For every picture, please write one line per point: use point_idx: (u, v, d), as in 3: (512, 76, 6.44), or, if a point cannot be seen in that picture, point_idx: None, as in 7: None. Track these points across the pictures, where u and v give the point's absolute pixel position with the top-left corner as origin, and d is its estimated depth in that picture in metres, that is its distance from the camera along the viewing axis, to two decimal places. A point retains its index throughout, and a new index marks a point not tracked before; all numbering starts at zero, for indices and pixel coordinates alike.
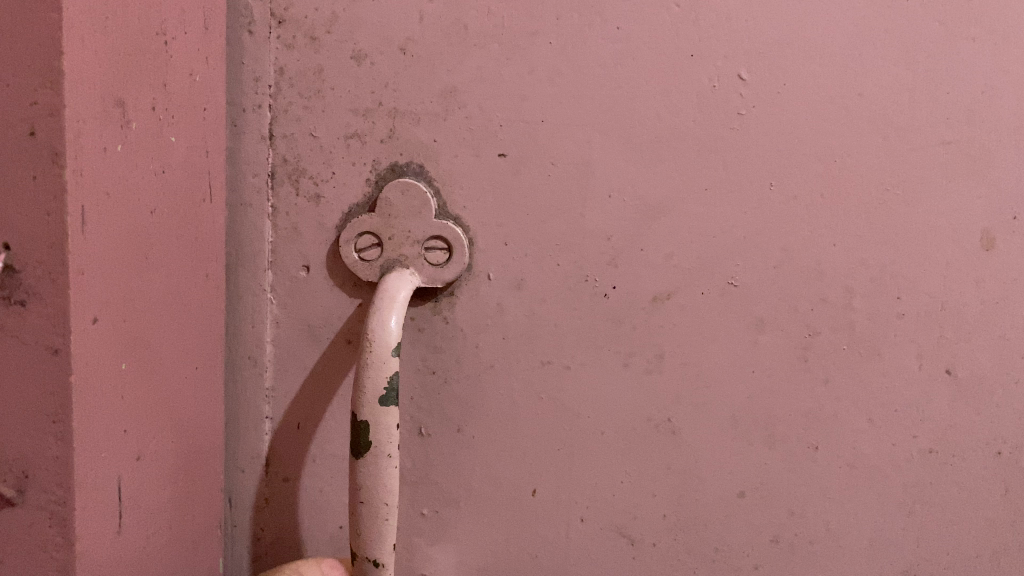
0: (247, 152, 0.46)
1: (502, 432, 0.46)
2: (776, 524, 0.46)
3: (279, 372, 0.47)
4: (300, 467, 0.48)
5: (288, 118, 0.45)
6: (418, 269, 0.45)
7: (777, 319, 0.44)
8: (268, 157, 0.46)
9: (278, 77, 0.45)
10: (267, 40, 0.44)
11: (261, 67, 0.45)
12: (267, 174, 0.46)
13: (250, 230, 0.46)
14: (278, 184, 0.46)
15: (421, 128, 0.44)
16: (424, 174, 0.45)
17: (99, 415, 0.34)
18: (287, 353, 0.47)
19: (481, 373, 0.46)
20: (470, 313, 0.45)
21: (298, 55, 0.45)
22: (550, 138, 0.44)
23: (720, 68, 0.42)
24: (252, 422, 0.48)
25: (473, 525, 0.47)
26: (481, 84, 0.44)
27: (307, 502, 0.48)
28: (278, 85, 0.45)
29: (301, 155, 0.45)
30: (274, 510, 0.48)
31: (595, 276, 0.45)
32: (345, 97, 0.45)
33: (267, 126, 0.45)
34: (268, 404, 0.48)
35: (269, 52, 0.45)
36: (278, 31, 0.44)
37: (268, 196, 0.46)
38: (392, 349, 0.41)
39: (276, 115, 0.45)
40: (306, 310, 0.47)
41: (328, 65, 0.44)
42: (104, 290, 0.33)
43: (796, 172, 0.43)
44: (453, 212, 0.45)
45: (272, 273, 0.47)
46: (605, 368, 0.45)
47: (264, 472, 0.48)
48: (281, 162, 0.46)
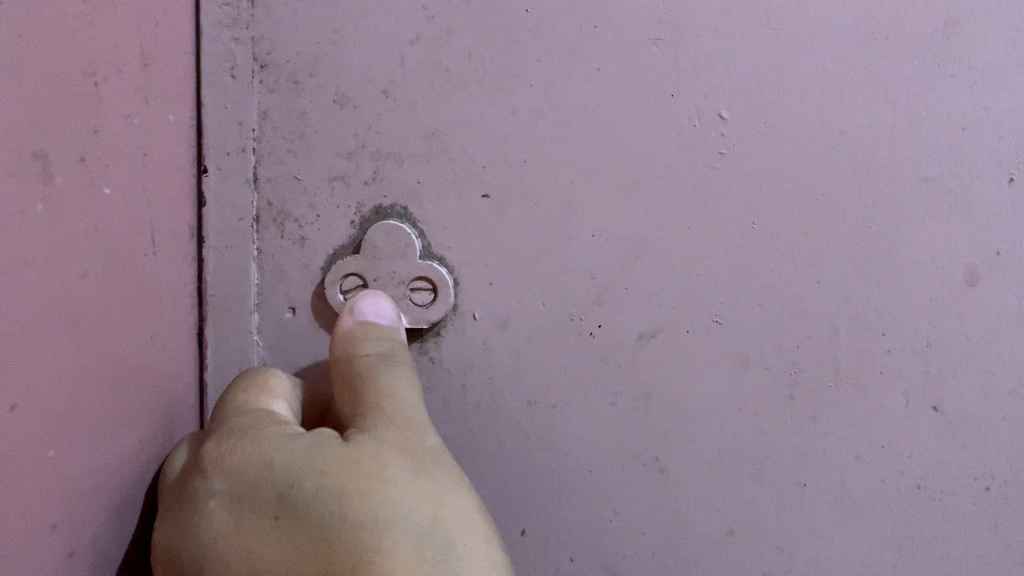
0: (230, 196, 0.46)
1: (490, 472, 0.46)
2: (766, 562, 0.45)
3: None
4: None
5: (273, 162, 0.46)
6: (405, 311, 0.45)
7: (761, 356, 0.44)
8: (252, 200, 0.46)
9: (261, 121, 0.45)
10: (250, 85, 0.45)
11: (244, 111, 0.45)
12: (251, 217, 0.46)
13: (234, 274, 0.46)
14: (264, 228, 0.46)
15: (404, 169, 0.45)
16: (408, 216, 0.45)
17: (12, 506, 0.31)
18: None
19: (468, 413, 0.46)
20: (457, 353, 0.46)
21: (281, 99, 0.45)
22: (533, 178, 0.44)
23: (701, 107, 0.43)
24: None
25: None
26: (463, 126, 0.44)
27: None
28: (261, 129, 0.45)
29: (286, 198, 0.46)
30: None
31: (580, 314, 0.45)
32: (329, 140, 0.45)
33: (250, 169, 0.46)
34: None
35: (252, 96, 0.45)
36: (260, 76, 0.45)
37: (253, 238, 0.46)
38: None
39: (260, 159, 0.46)
40: (293, 352, 0.47)
41: (311, 109, 0.45)
42: (10, 375, 0.30)
43: (777, 210, 0.43)
44: (437, 253, 0.45)
45: (258, 315, 0.47)
46: (592, 407, 0.45)
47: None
48: (266, 205, 0.46)
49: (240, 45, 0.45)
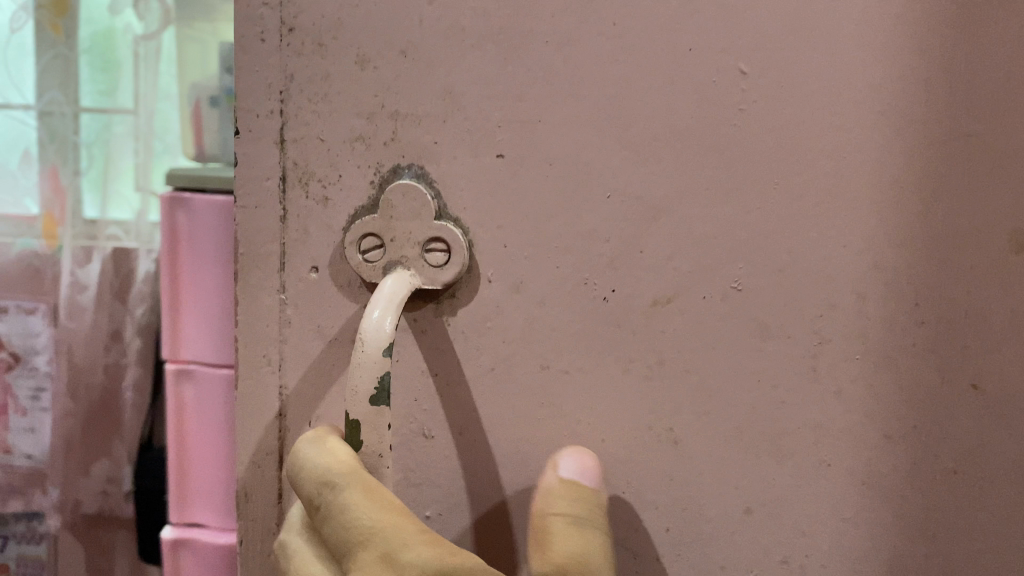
0: (259, 156, 0.48)
1: (503, 437, 0.45)
2: (785, 545, 0.43)
3: (290, 369, 0.49)
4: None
5: (298, 123, 0.47)
6: (419, 270, 0.45)
7: (782, 325, 0.41)
8: (280, 162, 0.47)
9: (289, 83, 0.46)
10: (279, 48, 0.46)
11: (272, 74, 0.47)
12: (279, 177, 0.47)
13: (262, 233, 0.48)
14: (290, 188, 0.47)
15: (421, 130, 0.45)
16: (424, 176, 0.45)
17: None
18: (296, 351, 0.49)
19: (482, 375, 0.45)
20: (471, 315, 0.45)
21: (306, 61, 0.46)
22: (546, 139, 0.43)
23: (719, 61, 0.41)
24: (266, 417, 0.50)
25: (476, 527, 0.47)
26: (478, 85, 0.44)
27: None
28: (289, 91, 0.46)
29: (310, 159, 0.47)
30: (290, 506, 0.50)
31: (593, 279, 0.43)
32: (351, 102, 0.46)
33: (278, 131, 0.47)
34: (280, 403, 0.49)
35: (281, 59, 0.46)
36: (288, 38, 0.46)
37: (279, 198, 0.48)
38: (383, 348, 0.42)
39: (287, 121, 0.47)
40: (315, 310, 0.48)
41: (335, 71, 0.46)
42: None
43: (801, 170, 0.41)
44: (453, 214, 0.45)
45: (284, 273, 0.48)
46: (604, 374, 0.44)
47: (277, 469, 0.50)
48: (292, 165, 0.47)
49: (270, 9, 0.46)
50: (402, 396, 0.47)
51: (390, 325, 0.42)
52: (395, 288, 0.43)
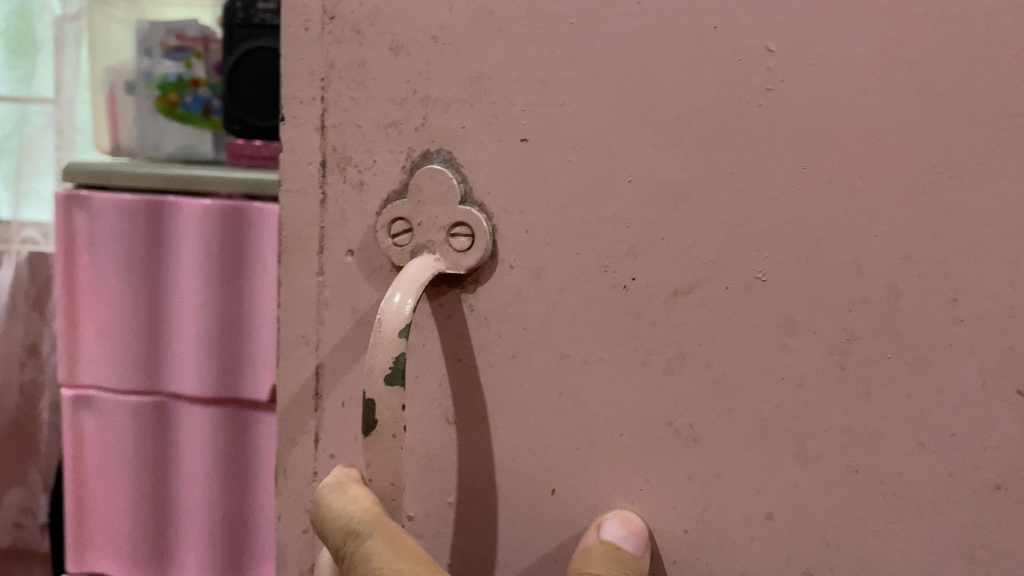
0: (301, 141, 0.47)
1: (524, 426, 0.45)
2: (809, 554, 0.41)
3: (329, 354, 0.47)
4: (348, 446, 0.48)
5: (337, 110, 0.46)
6: (444, 255, 0.45)
7: (808, 319, 0.39)
8: (320, 147, 0.47)
9: (329, 71, 0.46)
10: (319, 35, 0.46)
11: (313, 62, 0.46)
12: (318, 163, 0.47)
13: (302, 216, 0.47)
14: (329, 173, 0.47)
15: (450, 115, 0.44)
16: (451, 162, 0.44)
17: None
18: (330, 335, 0.47)
19: (503, 362, 0.45)
20: (494, 301, 0.45)
21: (344, 48, 0.46)
22: (570, 123, 0.42)
23: (745, 39, 0.39)
24: (298, 401, 0.48)
25: (494, 519, 0.46)
26: (504, 69, 0.43)
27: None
28: (328, 79, 0.46)
29: (348, 145, 0.46)
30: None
31: (614, 266, 0.42)
32: (386, 88, 0.45)
33: (318, 116, 0.46)
34: (316, 381, 0.48)
35: (321, 46, 0.46)
36: (329, 26, 0.46)
37: (319, 183, 0.47)
38: (399, 329, 0.42)
39: (327, 107, 0.46)
40: (350, 294, 0.47)
41: (371, 58, 0.45)
42: None
43: (830, 153, 0.38)
44: (478, 199, 0.44)
45: (322, 258, 0.47)
46: (624, 365, 0.42)
47: (313, 447, 0.48)
48: (331, 151, 0.47)
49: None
50: (425, 381, 0.46)
51: (410, 307, 0.43)
52: (417, 270, 0.44)
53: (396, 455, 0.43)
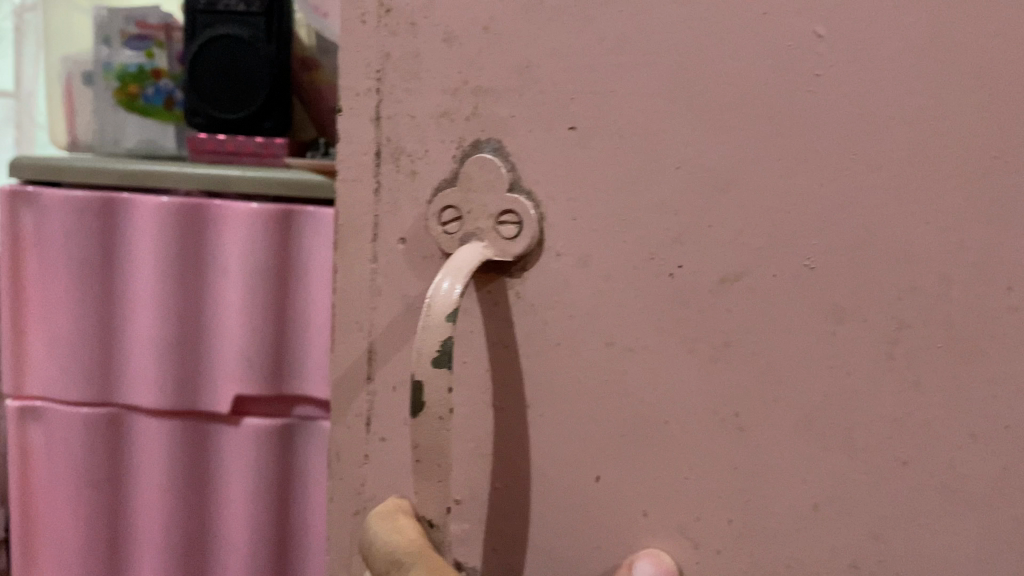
0: (357, 132, 0.48)
1: (569, 413, 0.45)
2: (856, 547, 0.40)
3: (381, 339, 0.48)
4: (398, 430, 0.48)
5: (392, 100, 0.47)
6: (491, 242, 0.46)
7: (856, 308, 0.39)
8: (375, 137, 0.48)
9: (385, 62, 0.47)
10: (376, 28, 0.47)
11: (370, 54, 0.48)
12: (373, 153, 0.48)
13: (357, 205, 0.49)
14: (383, 163, 0.48)
15: (501, 105, 0.45)
16: (501, 150, 0.45)
17: None
18: (383, 320, 0.48)
19: (550, 349, 0.45)
20: (541, 287, 0.45)
21: (400, 40, 0.47)
22: (617, 111, 0.43)
23: (793, 24, 0.39)
24: (351, 385, 0.49)
25: (540, 505, 0.46)
26: (553, 58, 0.44)
27: (400, 467, 0.49)
28: (384, 70, 0.47)
29: (401, 135, 0.47)
30: (377, 469, 0.49)
31: (660, 254, 0.42)
32: (438, 78, 0.46)
33: (375, 107, 0.48)
34: (368, 366, 0.49)
35: (378, 38, 0.47)
36: (385, 19, 0.47)
37: (373, 172, 0.48)
38: (447, 313, 0.43)
39: (383, 98, 0.47)
40: (402, 280, 0.48)
41: (425, 49, 0.46)
42: None
43: (879, 138, 0.38)
44: (526, 187, 0.45)
45: (375, 245, 0.48)
46: (670, 352, 0.42)
47: (365, 431, 0.49)
48: (384, 141, 0.48)
49: None
50: (474, 367, 0.47)
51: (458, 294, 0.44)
52: (466, 257, 0.44)
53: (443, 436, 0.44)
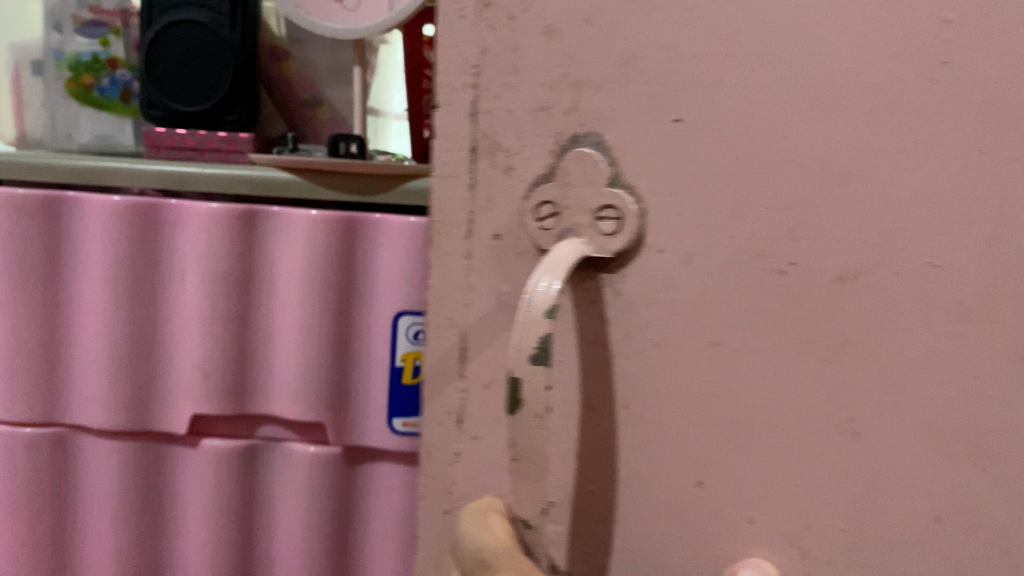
0: (452, 127, 0.47)
1: (670, 416, 0.44)
2: (977, 558, 0.39)
3: (473, 339, 0.47)
4: (491, 429, 0.48)
5: (489, 95, 0.46)
6: (590, 238, 0.44)
7: (984, 306, 0.38)
8: (470, 133, 0.47)
9: (482, 57, 0.46)
10: (473, 22, 0.46)
11: (467, 48, 0.46)
12: (467, 148, 0.47)
13: (453, 200, 0.47)
14: (477, 159, 0.46)
15: (602, 98, 0.44)
16: (601, 144, 0.44)
17: None
18: (478, 321, 0.47)
19: (650, 349, 0.44)
20: (642, 284, 0.44)
21: (499, 34, 0.45)
22: (726, 102, 0.41)
23: (917, 9, 0.37)
24: (440, 385, 0.48)
25: (636, 509, 0.45)
26: (659, 50, 0.43)
27: (494, 466, 0.48)
28: (481, 65, 0.46)
29: (497, 130, 0.46)
30: (468, 468, 0.48)
31: (770, 250, 0.41)
32: (537, 72, 0.45)
33: (471, 102, 0.46)
34: (460, 363, 0.48)
35: (474, 33, 0.46)
36: (483, 13, 0.45)
37: (468, 168, 0.47)
38: (547, 309, 0.42)
39: (479, 93, 0.46)
40: (496, 276, 0.47)
41: (524, 43, 0.45)
42: None
43: (1011, 128, 0.36)
44: (626, 181, 0.44)
45: (468, 242, 0.47)
46: (779, 353, 0.41)
47: (457, 429, 0.48)
48: (479, 137, 0.46)
49: None
50: (569, 367, 0.46)
51: (556, 290, 0.43)
52: (564, 253, 0.44)
53: (542, 437, 0.43)
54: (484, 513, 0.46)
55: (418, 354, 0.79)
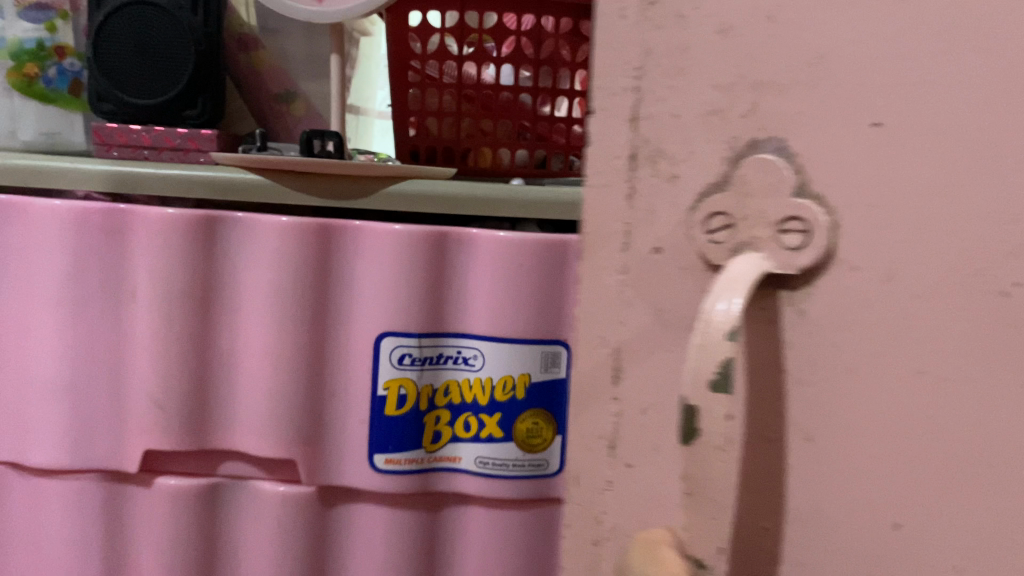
0: (607, 134, 0.43)
1: (867, 448, 0.40)
2: None
3: (635, 357, 0.44)
4: (648, 457, 0.44)
5: (653, 100, 0.42)
6: (772, 254, 0.40)
7: None
8: (630, 138, 0.43)
9: (646, 57, 0.42)
10: (637, 23, 0.42)
11: (627, 51, 0.42)
12: (627, 154, 0.43)
13: (608, 212, 0.44)
14: (638, 168, 0.43)
15: (786, 99, 0.39)
16: (785, 149, 0.39)
17: None
18: (639, 339, 0.44)
19: (839, 375, 0.40)
20: (833, 310, 0.39)
21: (666, 33, 0.41)
22: (937, 104, 0.37)
23: None
24: (597, 407, 0.45)
25: (824, 548, 0.41)
26: (853, 46, 0.38)
27: (648, 495, 0.44)
28: (645, 65, 0.42)
29: (663, 135, 0.42)
30: (621, 497, 0.45)
31: (994, 270, 0.37)
32: (708, 70, 0.41)
33: (631, 106, 0.43)
34: (614, 384, 0.44)
35: (640, 30, 0.42)
36: (650, 12, 0.41)
37: (626, 176, 0.43)
38: (726, 332, 0.39)
39: (642, 95, 0.42)
40: (658, 292, 0.43)
41: (694, 43, 0.41)
42: None
43: None
44: (817, 191, 0.39)
45: (625, 252, 0.44)
46: (999, 386, 0.37)
47: (608, 455, 0.45)
48: (642, 140, 0.42)
49: None
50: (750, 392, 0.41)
51: (738, 308, 0.39)
52: (743, 269, 0.39)
53: (724, 474, 0.39)
54: (652, 547, 0.42)
55: (402, 380, 0.82)
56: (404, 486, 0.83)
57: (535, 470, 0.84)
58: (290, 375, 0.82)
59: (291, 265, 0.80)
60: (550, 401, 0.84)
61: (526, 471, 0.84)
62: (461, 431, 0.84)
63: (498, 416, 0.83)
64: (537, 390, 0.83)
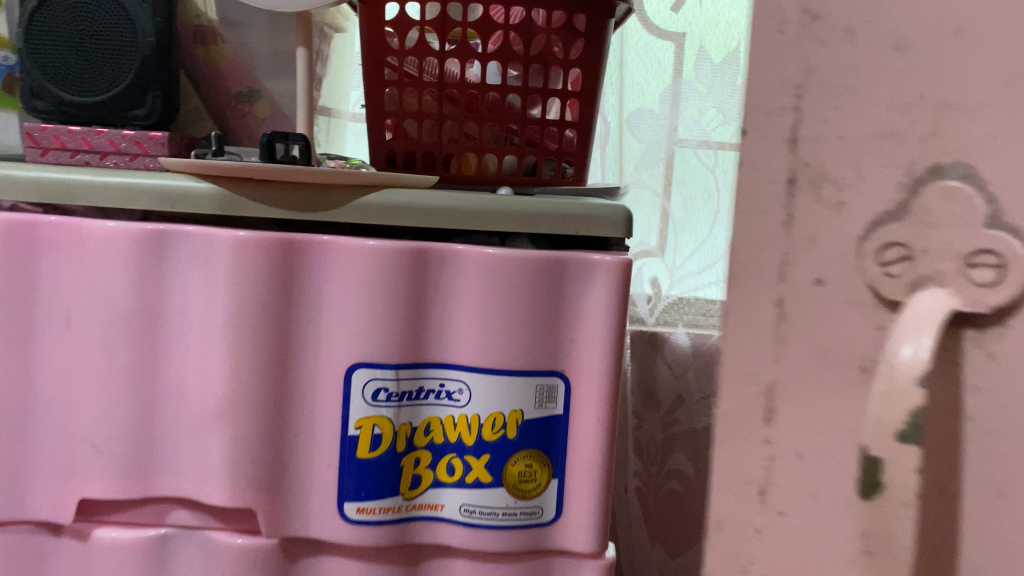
0: (767, 159, 0.48)
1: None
2: None
3: (807, 383, 0.48)
4: (799, 504, 0.49)
5: (814, 122, 0.46)
6: (960, 290, 0.42)
7: None
8: (789, 160, 0.47)
9: (807, 77, 0.46)
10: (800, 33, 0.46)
11: (788, 67, 0.47)
12: (787, 179, 0.47)
13: (768, 242, 0.48)
14: (799, 193, 0.47)
15: (968, 122, 0.42)
16: (970, 175, 0.42)
17: None
18: (805, 325, 0.48)
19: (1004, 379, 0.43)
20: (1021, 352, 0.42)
21: (833, 49, 0.45)
22: None
23: None
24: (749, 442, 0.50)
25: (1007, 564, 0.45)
26: None
27: (812, 540, 0.49)
28: (805, 84, 0.46)
29: (825, 158, 0.46)
30: (769, 545, 0.51)
31: None
32: (885, 93, 0.44)
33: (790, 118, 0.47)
34: (768, 425, 0.50)
35: (801, 51, 0.46)
36: (811, 25, 0.46)
37: (785, 202, 0.48)
38: (914, 377, 0.40)
39: (804, 118, 0.47)
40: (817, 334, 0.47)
41: (867, 58, 0.45)
42: None
43: None
44: (1010, 223, 0.42)
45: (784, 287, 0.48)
46: None
47: (759, 501, 0.51)
48: (804, 166, 0.47)
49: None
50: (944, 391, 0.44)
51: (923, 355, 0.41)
52: (931, 308, 0.42)
53: (905, 527, 0.40)
54: None
55: (375, 418, 0.74)
56: (380, 540, 0.75)
57: (528, 518, 0.77)
58: (248, 415, 0.73)
59: (252, 291, 0.72)
60: (547, 441, 0.76)
61: (519, 520, 0.76)
62: (445, 475, 0.76)
63: (486, 458, 0.75)
64: (532, 428, 0.75)
